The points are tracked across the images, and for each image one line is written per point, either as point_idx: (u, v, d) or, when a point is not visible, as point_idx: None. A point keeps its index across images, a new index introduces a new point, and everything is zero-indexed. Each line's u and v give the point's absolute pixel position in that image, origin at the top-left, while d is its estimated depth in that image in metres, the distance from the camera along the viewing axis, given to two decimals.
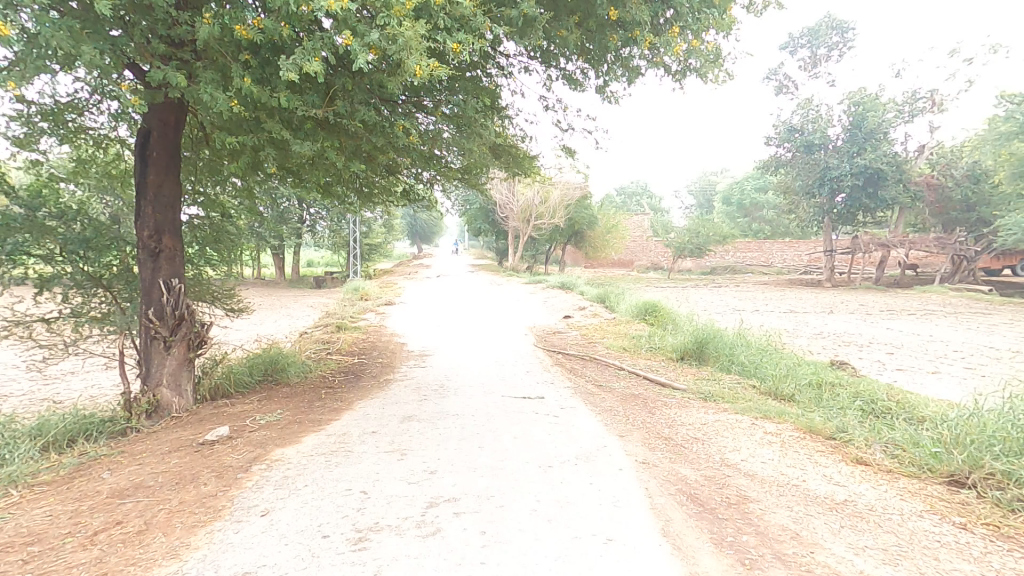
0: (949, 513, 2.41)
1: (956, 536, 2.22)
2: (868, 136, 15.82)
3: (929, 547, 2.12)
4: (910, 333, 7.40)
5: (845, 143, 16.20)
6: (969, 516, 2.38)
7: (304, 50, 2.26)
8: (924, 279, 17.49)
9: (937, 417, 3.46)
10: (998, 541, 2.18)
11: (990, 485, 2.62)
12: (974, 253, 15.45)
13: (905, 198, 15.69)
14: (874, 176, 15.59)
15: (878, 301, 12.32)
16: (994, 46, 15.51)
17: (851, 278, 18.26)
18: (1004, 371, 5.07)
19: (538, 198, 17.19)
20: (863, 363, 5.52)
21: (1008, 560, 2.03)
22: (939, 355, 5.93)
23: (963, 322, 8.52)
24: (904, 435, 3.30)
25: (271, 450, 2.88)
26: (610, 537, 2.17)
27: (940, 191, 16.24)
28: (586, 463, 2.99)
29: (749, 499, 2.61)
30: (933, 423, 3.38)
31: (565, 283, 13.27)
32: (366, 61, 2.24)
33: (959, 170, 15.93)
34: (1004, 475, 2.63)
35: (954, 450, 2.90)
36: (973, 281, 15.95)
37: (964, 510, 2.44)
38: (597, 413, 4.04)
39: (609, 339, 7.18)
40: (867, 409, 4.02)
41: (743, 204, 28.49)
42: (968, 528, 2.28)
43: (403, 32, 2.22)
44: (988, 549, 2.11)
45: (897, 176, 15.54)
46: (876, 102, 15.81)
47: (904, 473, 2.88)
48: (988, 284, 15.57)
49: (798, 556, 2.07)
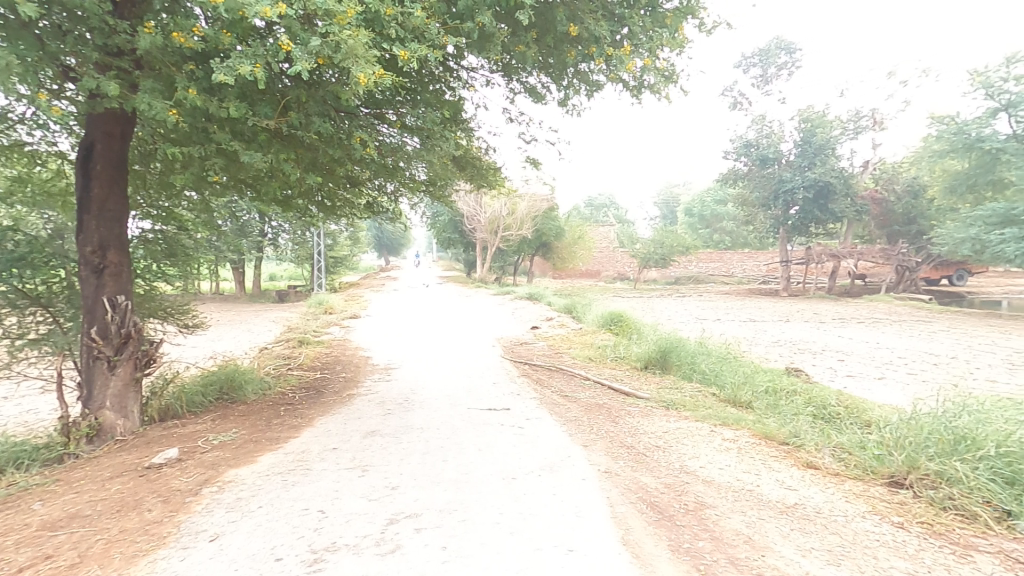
0: (889, 513, 2.53)
1: (894, 535, 2.32)
2: (817, 151, 16.53)
3: (868, 546, 2.22)
4: (858, 340, 7.75)
5: (797, 158, 16.86)
6: (906, 516, 2.50)
7: (245, 59, 2.26)
8: (872, 288, 18.31)
9: (881, 420, 3.62)
10: (930, 538, 2.30)
11: (926, 484, 2.76)
12: (916, 264, 16.27)
13: (854, 211, 16.42)
14: (824, 190, 16.27)
15: (832, 309, 12.80)
16: (927, 69, 16.43)
17: (806, 288, 18.96)
18: (941, 376, 5.35)
19: (506, 209, 17.29)
20: (816, 370, 5.73)
21: (938, 556, 2.15)
22: (884, 361, 6.22)
23: (907, 330, 8.99)
24: (851, 440, 3.44)
25: (224, 471, 2.80)
26: (571, 548, 2.20)
27: (883, 205, 17.07)
28: (550, 474, 3.02)
29: (705, 505, 2.68)
30: (875, 426, 3.54)
31: (533, 294, 13.35)
32: (307, 69, 2.26)
33: (899, 185, 16.79)
34: (938, 475, 2.78)
35: (893, 451, 3.05)
36: (916, 290, 16.86)
37: (902, 510, 2.57)
38: (562, 423, 4.08)
39: (577, 348, 7.26)
40: (818, 415, 4.17)
41: (704, 216, 29.36)
42: (904, 527, 2.39)
43: (346, 43, 2.23)
44: (921, 546, 2.23)
45: (845, 191, 16.30)
46: (823, 120, 16.62)
47: (849, 476, 3.00)
48: (929, 293, 16.52)
49: (749, 560, 2.14)
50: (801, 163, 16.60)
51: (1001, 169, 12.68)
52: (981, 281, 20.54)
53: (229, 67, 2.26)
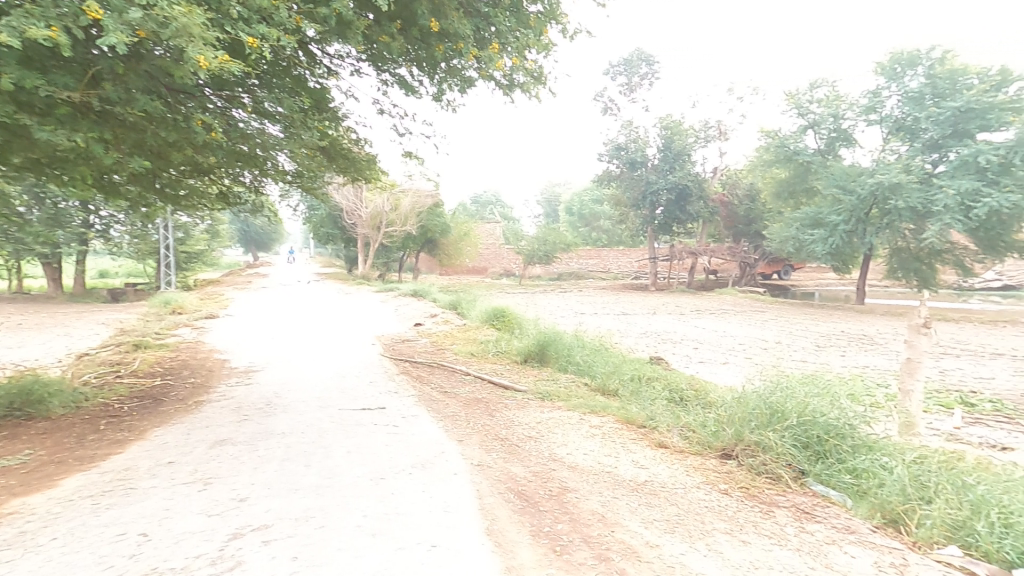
0: (718, 482, 2.82)
1: (720, 501, 2.59)
2: (677, 156, 18.13)
3: (699, 513, 2.45)
4: (710, 329, 8.64)
5: (660, 162, 18.33)
6: (731, 483, 2.80)
7: (30, 20, 1.94)
8: (722, 282, 20.62)
9: (718, 400, 4.04)
10: (747, 501, 2.59)
11: (747, 453, 3.13)
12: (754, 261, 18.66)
13: (707, 212, 18.46)
14: (683, 192, 18.04)
15: (692, 302, 14.11)
16: (756, 87, 18.74)
17: (670, 282, 20.71)
18: (771, 360, 6.09)
19: (388, 205, 16.86)
20: (674, 358, 6.25)
21: (751, 517, 2.43)
22: (729, 347, 6.97)
23: (749, 319, 10.20)
24: (696, 419, 3.78)
25: (4, 503, 2.39)
26: (434, 544, 2.16)
27: (730, 209, 19.08)
28: (421, 471, 2.96)
29: (568, 489, 2.79)
30: (714, 406, 3.94)
31: (417, 291, 13.17)
32: (123, 42, 1.99)
33: (741, 190, 18.86)
34: (756, 445, 3.15)
35: (727, 426, 3.40)
36: (754, 284, 19.40)
37: (728, 478, 2.88)
38: (438, 420, 4.04)
39: (459, 344, 7.26)
40: (673, 398, 4.55)
41: (584, 215, 30.94)
42: (728, 493, 2.68)
43: (176, 17, 2.01)
44: (740, 509, 2.50)
45: (699, 194, 18.15)
46: (680, 128, 18.12)
47: (692, 452, 3.31)
48: (764, 287, 19.11)
49: (600, 536, 2.26)
50: (664, 166, 18.11)
51: (816, 178, 14.85)
52: (804, 277, 23.89)
53: (11, 29, 1.92)
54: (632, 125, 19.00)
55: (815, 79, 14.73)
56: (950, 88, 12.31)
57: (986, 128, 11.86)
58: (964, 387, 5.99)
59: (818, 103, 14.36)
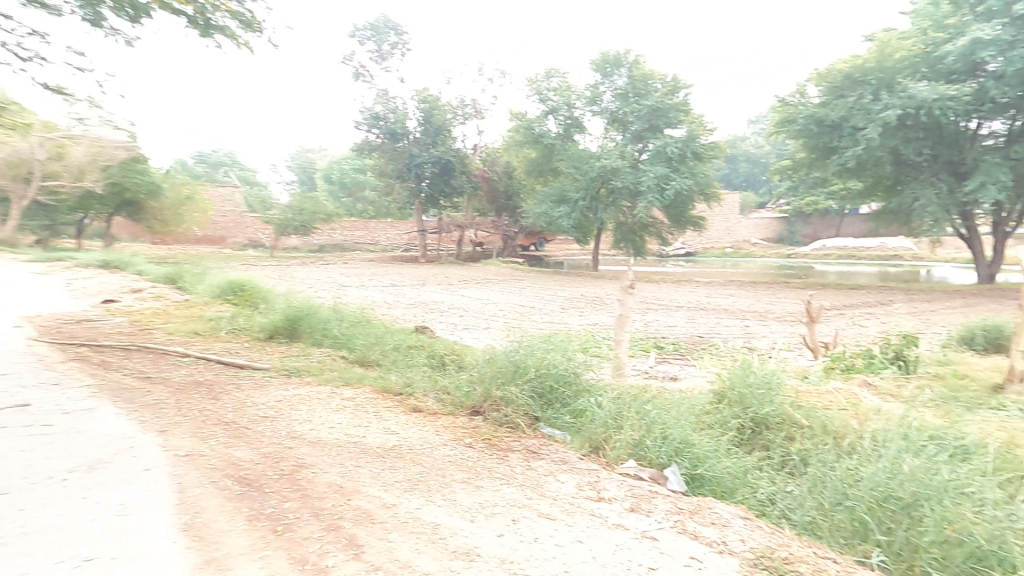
0: (464, 438, 2.97)
1: (464, 456, 2.72)
2: (437, 130, 18.52)
3: (444, 469, 2.52)
4: (475, 298, 9.09)
5: (422, 135, 18.48)
6: (474, 437, 2.98)
7: None
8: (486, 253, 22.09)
9: (459, 370, 4.17)
10: (489, 453, 2.80)
11: (492, 408, 3.35)
12: (514, 232, 20.88)
13: (470, 186, 19.42)
14: (447, 166, 18.66)
15: (461, 273, 14.58)
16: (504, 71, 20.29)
17: (439, 254, 21.06)
18: (521, 323, 6.63)
19: (41, 151, 13.32)
20: (442, 326, 6.31)
21: (497, 467, 2.61)
22: (490, 313, 7.43)
23: (513, 287, 10.99)
24: (444, 383, 3.83)
25: None
26: (89, 558, 1.69)
27: (491, 184, 20.28)
28: (91, 474, 2.32)
29: (303, 465, 2.51)
30: (460, 372, 4.05)
31: (120, 263, 10.83)
32: None
33: (499, 167, 20.10)
34: (501, 399, 3.38)
35: (476, 386, 3.55)
36: (514, 255, 21.59)
37: (473, 433, 3.05)
38: (127, 411, 3.26)
39: (177, 323, 6.13)
40: (435, 363, 4.64)
41: (345, 184, 29.77)
42: (473, 447, 2.85)
43: None
44: (483, 462, 2.67)
45: (462, 168, 19.00)
46: (437, 103, 18.55)
47: (443, 413, 3.38)
48: (523, 258, 21.44)
49: (334, 507, 2.08)
50: (426, 140, 18.36)
51: (557, 159, 16.77)
52: (555, 246, 27.13)
53: None
54: (388, 95, 18.62)
55: (549, 68, 16.58)
56: (644, 88, 15.34)
57: (670, 125, 15.29)
58: (662, 334, 7.34)
59: (553, 91, 16.37)
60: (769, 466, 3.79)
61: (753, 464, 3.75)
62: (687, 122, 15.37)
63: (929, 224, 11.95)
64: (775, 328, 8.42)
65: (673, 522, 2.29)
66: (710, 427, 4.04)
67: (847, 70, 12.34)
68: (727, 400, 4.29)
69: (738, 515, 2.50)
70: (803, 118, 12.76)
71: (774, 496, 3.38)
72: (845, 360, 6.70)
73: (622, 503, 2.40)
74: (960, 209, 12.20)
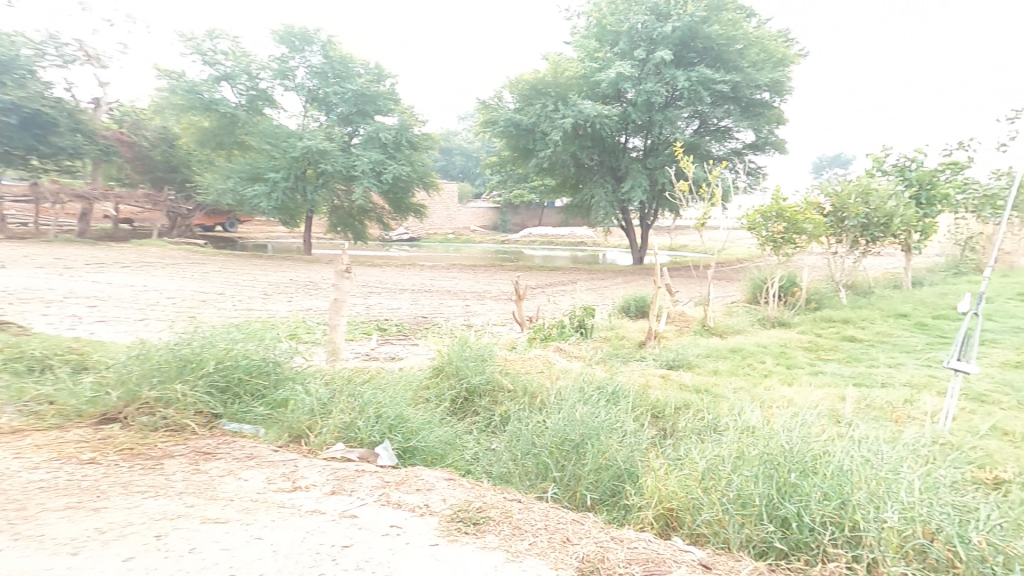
0: (87, 452, 3.10)
1: (73, 473, 2.83)
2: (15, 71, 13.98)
3: (33, 497, 2.57)
4: (128, 286, 9.15)
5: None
6: (108, 449, 3.15)
7: None
8: (143, 229, 19.24)
9: (99, 364, 4.26)
10: (121, 463, 2.99)
11: (142, 412, 3.54)
12: (184, 210, 18.74)
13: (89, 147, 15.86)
14: (42, 120, 14.65)
15: (92, 254, 12.81)
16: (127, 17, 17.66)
17: (45, 231, 16.03)
18: (168, 313, 7.31)
19: None
20: (60, 320, 6.49)
21: (114, 478, 2.82)
22: (147, 302, 7.91)
23: (169, 273, 10.79)
24: (68, 390, 3.80)
25: None
26: None
27: (135, 148, 17.27)
28: None
29: None
30: (84, 373, 4.13)
31: None
32: None
33: (149, 132, 17.41)
34: (154, 401, 3.59)
35: (115, 390, 3.69)
36: (188, 234, 19.44)
37: (106, 444, 3.22)
38: None
39: None
40: (20, 371, 4.20)
41: None
42: (100, 462, 3.00)
43: None
44: (108, 475, 2.84)
45: (70, 125, 15.22)
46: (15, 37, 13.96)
47: (47, 428, 3.42)
48: (199, 238, 19.46)
49: None
50: None
51: (240, 133, 15.95)
52: (255, 229, 25.27)
53: None
54: None
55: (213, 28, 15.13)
56: (344, 71, 15.57)
57: (378, 112, 15.70)
58: (315, 310, 7.96)
59: (222, 54, 15.08)
60: (477, 427, 4.35)
61: (462, 429, 4.21)
62: (397, 111, 16.05)
63: (602, 216, 15.02)
64: (489, 305, 9.56)
65: (376, 497, 2.82)
66: (427, 401, 4.40)
67: (532, 82, 14.84)
68: (445, 372, 4.72)
69: (442, 478, 3.21)
70: (505, 121, 14.81)
71: (480, 455, 3.92)
72: (545, 331, 7.93)
73: (322, 488, 2.85)
74: (619, 206, 15.62)
